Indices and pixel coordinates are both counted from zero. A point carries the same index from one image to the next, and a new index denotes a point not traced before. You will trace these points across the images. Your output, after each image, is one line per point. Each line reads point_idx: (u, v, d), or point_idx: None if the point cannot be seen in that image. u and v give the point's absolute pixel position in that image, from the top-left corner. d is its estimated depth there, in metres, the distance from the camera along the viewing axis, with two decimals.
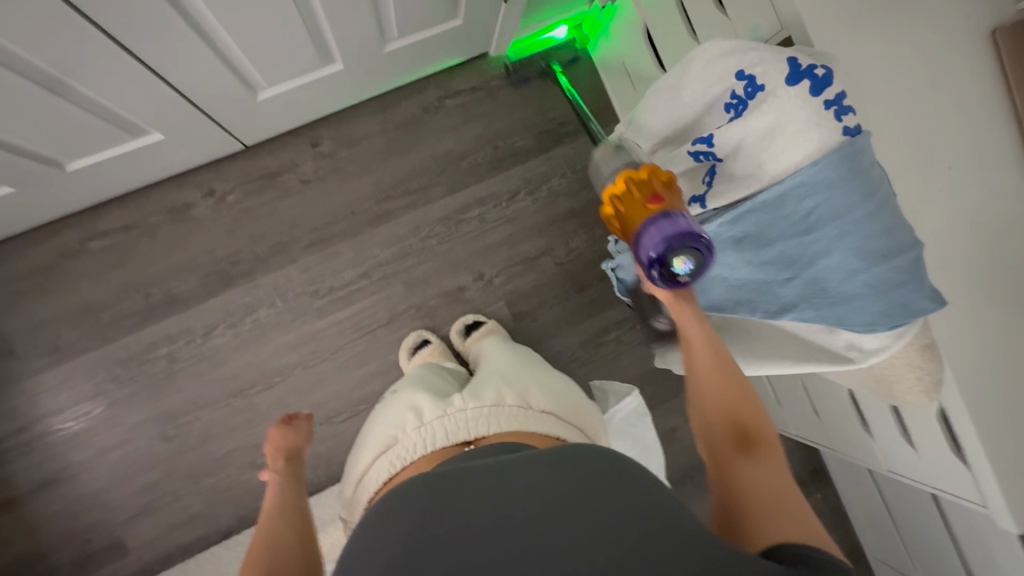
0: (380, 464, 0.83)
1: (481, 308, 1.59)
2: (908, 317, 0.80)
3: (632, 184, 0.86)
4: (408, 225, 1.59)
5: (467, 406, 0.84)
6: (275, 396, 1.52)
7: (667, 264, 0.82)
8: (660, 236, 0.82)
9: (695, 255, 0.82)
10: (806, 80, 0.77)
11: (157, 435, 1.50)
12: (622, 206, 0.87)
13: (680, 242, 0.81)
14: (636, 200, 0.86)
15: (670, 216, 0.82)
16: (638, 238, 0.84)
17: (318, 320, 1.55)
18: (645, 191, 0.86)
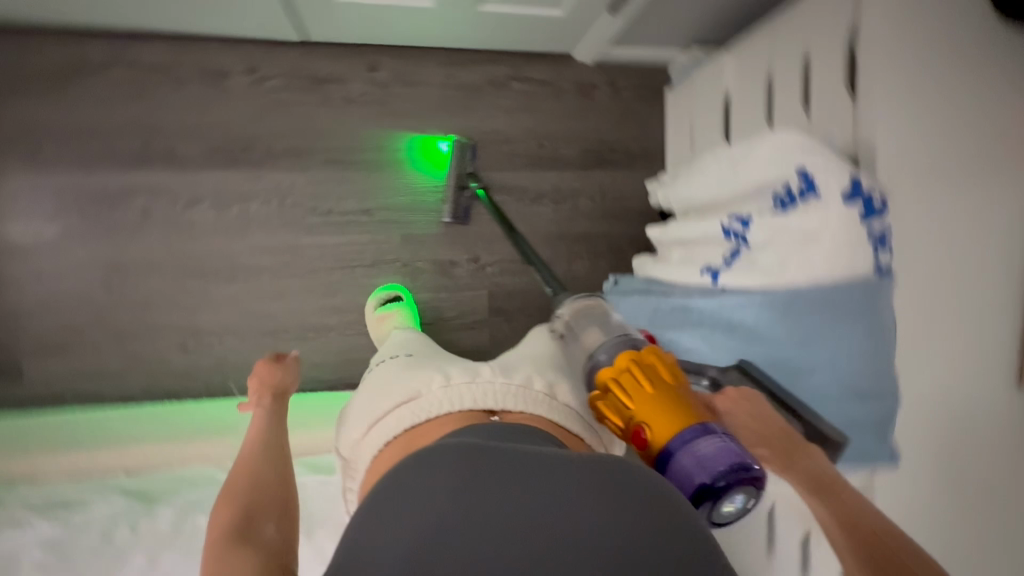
0: (398, 414, 0.79)
1: (463, 289, 1.58)
2: (860, 460, 0.82)
3: (636, 375, 0.69)
4: (428, 183, 1.56)
5: (497, 380, 0.80)
6: (232, 291, 1.48)
7: (712, 497, 0.61)
8: (695, 473, 0.61)
9: (748, 486, 0.61)
10: (861, 205, 0.77)
11: (99, 280, 1.43)
12: (627, 409, 0.68)
13: (724, 480, 0.60)
14: (644, 401, 0.66)
15: (708, 431, 0.63)
16: (670, 462, 0.63)
17: (304, 236, 1.50)
18: (657, 387, 0.68)
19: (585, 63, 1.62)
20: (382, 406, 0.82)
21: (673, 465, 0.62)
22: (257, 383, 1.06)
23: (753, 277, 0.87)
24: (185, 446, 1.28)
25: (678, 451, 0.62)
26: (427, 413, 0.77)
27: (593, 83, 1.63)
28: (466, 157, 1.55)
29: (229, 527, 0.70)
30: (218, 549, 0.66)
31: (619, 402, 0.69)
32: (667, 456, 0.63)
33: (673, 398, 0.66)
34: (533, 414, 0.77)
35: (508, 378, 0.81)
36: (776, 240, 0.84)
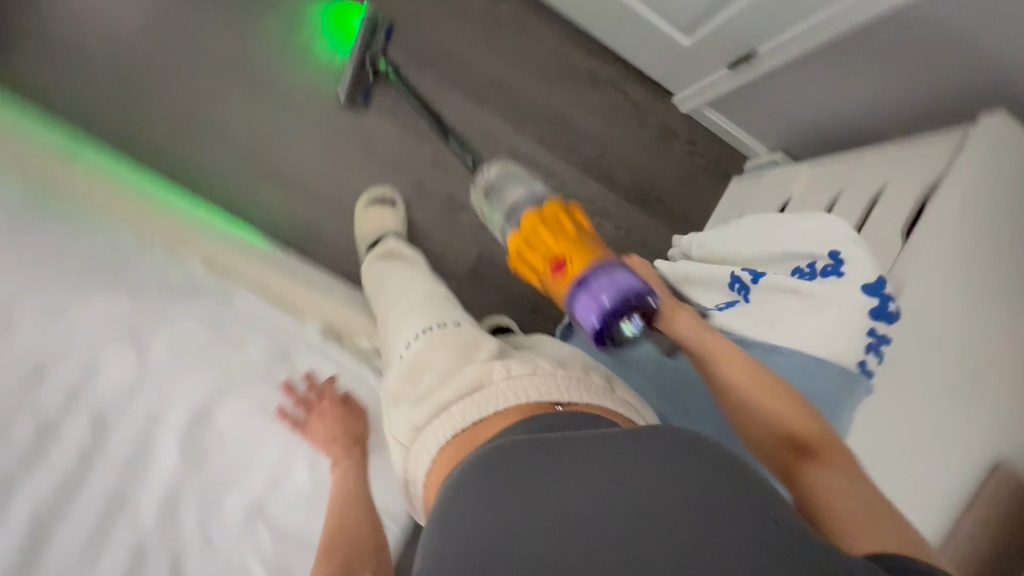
0: (465, 403, 0.79)
1: (459, 235, 1.54)
2: None
3: (550, 227, 0.80)
4: (485, 125, 1.54)
5: (555, 370, 0.80)
6: (252, 105, 1.42)
7: (612, 320, 0.69)
8: (596, 303, 0.68)
9: (642, 308, 0.70)
10: (878, 301, 0.76)
11: (138, 21, 1.37)
12: (545, 257, 0.78)
13: (616, 296, 0.68)
14: (556, 245, 0.77)
15: (605, 270, 0.69)
16: (568, 304, 0.71)
17: (349, 99, 1.46)
18: (566, 234, 0.78)
19: (679, 111, 1.64)
20: (444, 394, 0.82)
21: (576, 300, 0.70)
22: (326, 427, 0.98)
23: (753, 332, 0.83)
24: (98, 183, 1.08)
25: (583, 278, 0.70)
26: (496, 406, 0.77)
27: (676, 131, 1.64)
28: (377, 36, 1.39)
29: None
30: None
31: (535, 249, 0.80)
32: (573, 287, 0.71)
33: (578, 240, 0.77)
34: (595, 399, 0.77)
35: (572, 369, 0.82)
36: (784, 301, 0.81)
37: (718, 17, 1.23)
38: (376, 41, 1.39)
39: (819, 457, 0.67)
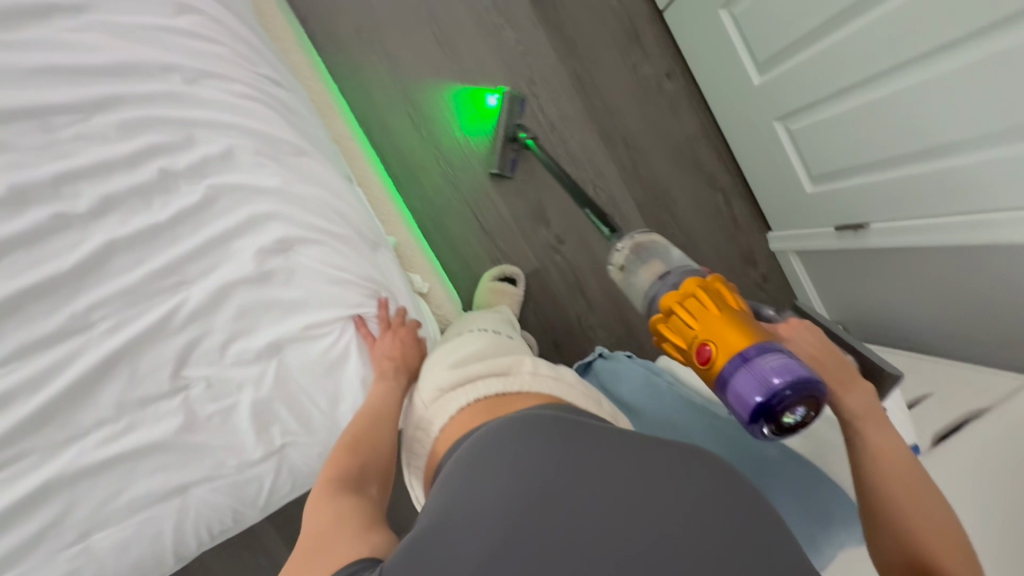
0: (483, 384, 0.72)
1: (530, 243, 1.61)
2: None
3: (705, 297, 0.74)
4: (602, 167, 1.64)
5: (573, 383, 0.77)
6: (426, 44, 1.52)
7: (779, 403, 0.64)
8: (762, 382, 0.64)
9: (809, 399, 0.66)
10: None
11: None
12: (697, 326, 0.73)
13: (787, 380, 0.64)
14: (712, 319, 0.72)
15: (766, 350, 0.66)
16: (725, 378, 0.68)
17: (505, 84, 1.57)
18: (723, 307, 0.73)
19: (768, 246, 1.73)
20: (471, 367, 0.75)
21: (735, 374, 0.67)
22: (393, 345, 0.84)
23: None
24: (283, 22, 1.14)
25: (745, 354, 0.67)
26: (519, 389, 0.72)
27: (756, 260, 1.73)
28: (514, 109, 1.54)
29: (341, 480, 0.66)
30: (329, 489, 0.65)
31: (687, 318, 0.74)
32: (735, 361, 0.67)
33: (735, 317, 0.71)
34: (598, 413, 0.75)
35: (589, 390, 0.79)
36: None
37: (854, 177, 1.32)
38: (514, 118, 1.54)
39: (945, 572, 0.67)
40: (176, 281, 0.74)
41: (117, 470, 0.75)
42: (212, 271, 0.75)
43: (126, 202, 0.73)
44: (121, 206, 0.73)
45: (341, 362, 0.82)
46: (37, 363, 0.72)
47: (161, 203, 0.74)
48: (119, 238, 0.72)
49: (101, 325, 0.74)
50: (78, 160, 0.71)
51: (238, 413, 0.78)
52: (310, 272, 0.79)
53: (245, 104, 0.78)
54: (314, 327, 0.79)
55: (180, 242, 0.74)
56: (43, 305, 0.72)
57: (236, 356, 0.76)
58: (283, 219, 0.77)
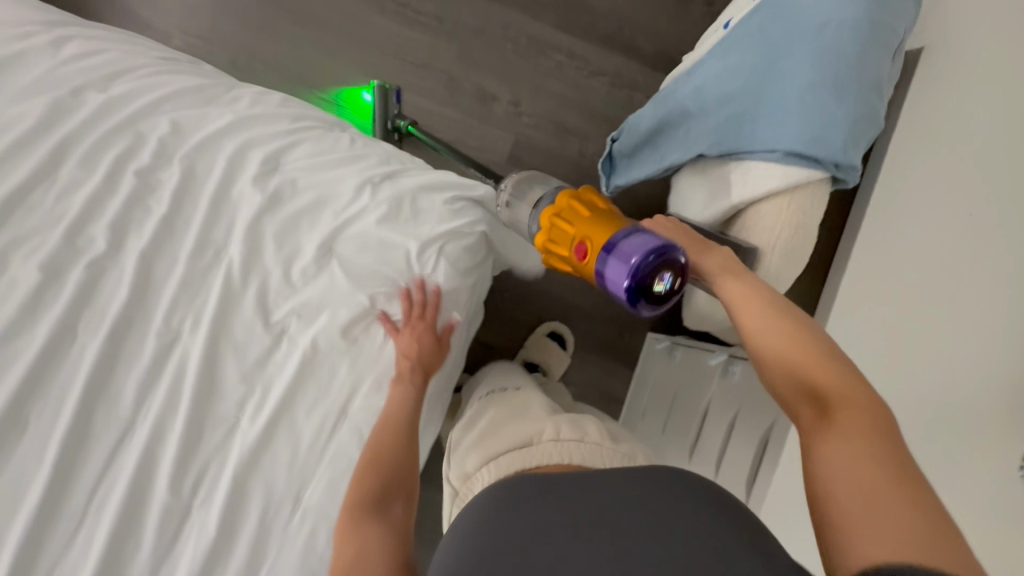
0: (508, 458, 0.73)
1: (495, 124, 1.61)
2: (810, 150, 0.64)
3: (571, 204, 0.69)
4: (504, 16, 1.60)
5: (605, 442, 0.74)
6: (294, 36, 1.57)
7: (645, 279, 0.58)
8: (622, 268, 0.59)
9: (672, 263, 0.59)
10: None
11: None
12: (569, 238, 0.67)
13: (643, 254, 0.57)
14: (581, 225, 0.66)
15: (619, 243, 0.60)
16: (598, 276, 0.62)
17: (375, 15, 1.58)
18: (593, 211, 0.67)
19: None
20: (491, 447, 0.77)
21: (605, 268, 0.61)
22: (411, 341, 0.80)
23: None
24: None
25: (611, 243, 0.61)
26: (535, 460, 0.70)
27: None
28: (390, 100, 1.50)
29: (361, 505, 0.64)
30: (351, 520, 0.62)
31: (557, 236, 0.69)
32: (602, 255, 0.61)
33: (599, 214, 0.66)
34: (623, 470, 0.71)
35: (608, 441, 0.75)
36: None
37: None
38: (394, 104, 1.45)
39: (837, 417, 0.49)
40: (213, 252, 0.78)
41: (282, 429, 0.79)
42: (233, 224, 0.78)
43: (129, 219, 0.77)
44: (130, 225, 0.78)
45: (391, 227, 0.81)
46: (163, 387, 0.78)
47: (156, 201, 0.78)
48: (145, 248, 0.77)
49: (185, 327, 0.78)
50: (74, 210, 0.76)
51: (338, 326, 0.80)
52: (309, 172, 0.80)
53: (159, 79, 0.80)
54: (346, 213, 0.79)
55: (193, 219, 0.78)
56: (135, 337, 0.78)
57: (300, 280, 0.79)
58: (254, 147, 0.79)
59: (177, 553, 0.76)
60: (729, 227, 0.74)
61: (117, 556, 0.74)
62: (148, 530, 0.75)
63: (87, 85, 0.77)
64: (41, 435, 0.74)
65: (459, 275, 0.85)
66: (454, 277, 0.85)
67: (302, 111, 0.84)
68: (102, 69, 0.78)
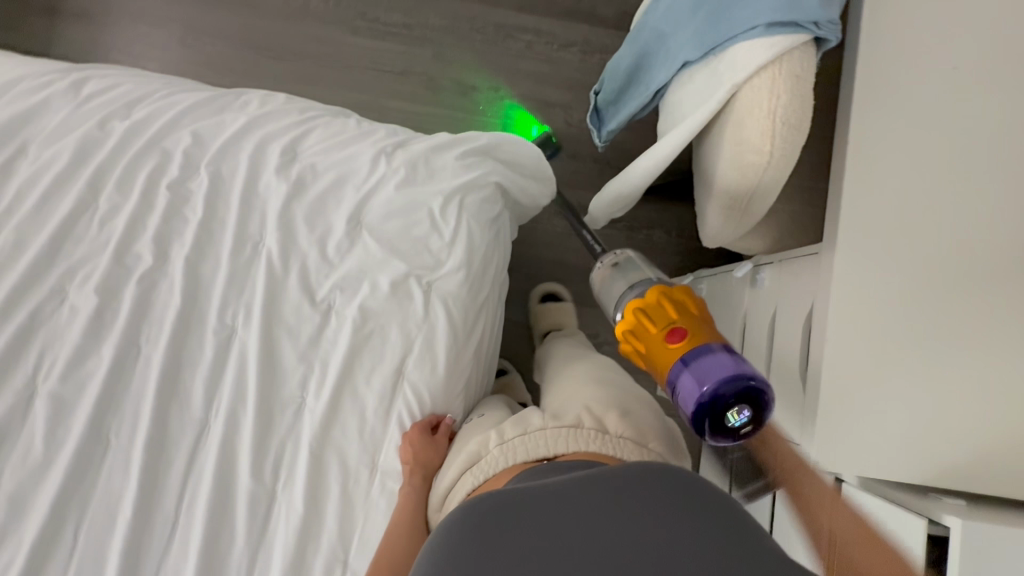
0: (464, 481, 0.71)
1: (480, 113, 1.67)
2: (790, 18, 0.68)
3: (657, 302, 0.68)
4: (468, 12, 1.68)
5: (547, 424, 0.69)
6: (277, 69, 1.64)
7: (714, 409, 0.60)
8: (693, 386, 0.60)
9: (744, 394, 0.59)
10: None
11: (176, 39, 1.64)
12: (647, 346, 0.68)
13: (720, 385, 0.59)
14: (664, 335, 0.66)
15: (697, 363, 0.61)
16: (670, 382, 0.63)
17: (348, 35, 1.66)
18: (673, 317, 0.67)
19: None
20: (447, 475, 0.75)
21: (678, 379, 0.62)
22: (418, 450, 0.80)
23: None
24: None
25: (684, 361, 0.62)
26: (487, 475, 0.68)
27: None
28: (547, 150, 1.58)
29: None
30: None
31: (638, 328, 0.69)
32: (677, 366, 0.63)
33: (686, 329, 0.65)
34: (586, 453, 0.65)
35: (554, 421, 0.70)
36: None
37: None
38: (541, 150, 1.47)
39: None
40: (251, 247, 0.83)
41: (346, 400, 0.82)
42: (265, 217, 0.83)
43: (169, 230, 0.82)
44: (172, 236, 0.82)
45: (411, 189, 0.85)
46: (228, 381, 0.81)
47: (191, 210, 0.83)
48: (190, 255, 0.82)
49: (238, 320, 0.82)
50: (121, 230, 0.81)
51: (379, 292, 0.83)
52: (326, 155, 0.85)
53: (174, 98, 0.85)
54: (368, 184, 0.84)
55: (227, 219, 0.83)
56: (195, 339, 0.82)
57: (337, 255, 0.83)
58: (271, 143, 0.84)
59: (269, 536, 0.78)
60: (727, 117, 0.77)
61: (214, 547, 0.76)
62: (239, 518, 0.77)
63: (111, 116, 0.83)
64: (124, 445, 0.78)
65: (484, 226, 0.88)
66: (479, 226, 0.88)
67: (307, 105, 0.90)
68: (121, 100, 0.84)
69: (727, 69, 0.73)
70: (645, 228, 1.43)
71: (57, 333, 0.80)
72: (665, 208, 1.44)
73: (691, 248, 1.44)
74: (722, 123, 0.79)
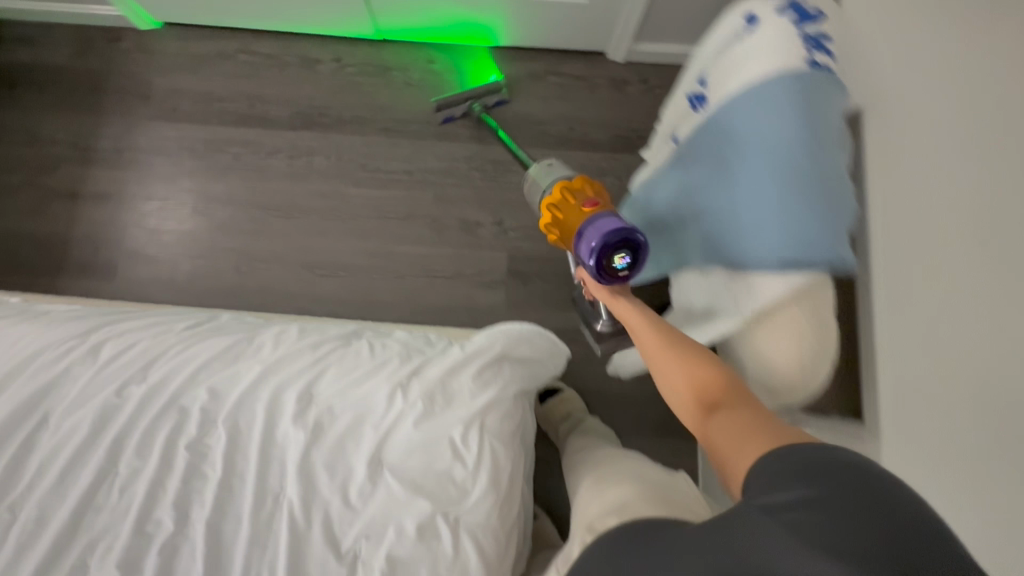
0: None
1: (485, 248, 1.68)
2: (805, 257, 0.66)
3: (562, 195, 0.94)
4: (464, 152, 1.73)
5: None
6: (287, 227, 1.69)
7: (605, 258, 0.85)
8: (587, 250, 0.85)
9: (624, 243, 0.84)
10: (792, 12, 0.75)
11: (190, 208, 1.70)
12: (563, 220, 0.93)
13: (603, 237, 0.83)
14: (571, 210, 0.92)
15: (594, 225, 0.86)
16: (579, 241, 0.87)
17: (353, 187, 1.72)
18: (578, 202, 0.93)
19: (617, 63, 1.79)
20: None
21: (580, 249, 0.87)
22: None
23: (715, 102, 0.82)
24: None
25: (581, 232, 0.88)
26: None
27: (627, 79, 1.78)
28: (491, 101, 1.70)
29: None
30: None
31: (556, 214, 0.94)
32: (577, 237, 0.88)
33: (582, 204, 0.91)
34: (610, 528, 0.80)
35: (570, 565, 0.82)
36: (714, 70, 0.85)
37: None
38: (484, 99, 1.70)
39: (720, 405, 0.67)
40: (272, 499, 0.81)
41: None
42: (284, 466, 0.81)
43: (190, 492, 0.81)
44: (193, 498, 0.81)
45: (430, 424, 0.83)
46: None
47: (210, 467, 0.81)
48: (210, 517, 0.79)
49: None
50: (140, 497, 0.80)
51: (406, 536, 0.79)
52: (339, 394, 0.84)
53: (189, 350, 0.86)
54: (385, 424, 0.82)
55: (247, 473, 0.81)
56: None
57: (361, 499, 0.80)
58: (284, 387, 0.84)
59: None
60: (751, 331, 0.75)
61: None
62: None
63: (127, 381, 0.84)
64: None
65: (506, 444, 0.86)
66: (502, 444, 0.85)
67: (318, 336, 0.90)
68: (137, 361, 0.85)
69: (746, 295, 0.72)
70: None
71: None
72: None
73: None
74: (744, 334, 0.77)
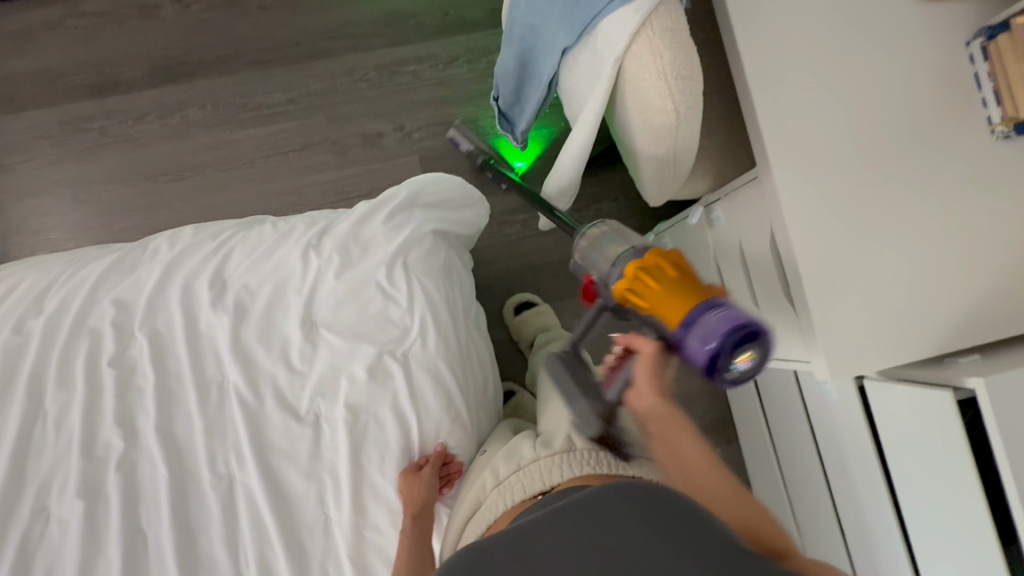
0: (467, 531, 0.73)
1: (394, 157, 1.64)
2: None
3: (653, 263, 0.61)
4: (344, 66, 1.65)
5: (540, 454, 0.72)
6: (181, 190, 1.59)
7: (725, 360, 0.55)
8: (707, 341, 0.54)
9: (752, 341, 0.55)
10: None
11: (71, 197, 1.58)
12: (649, 296, 0.60)
13: (729, 337, 0.54)
14: (665, 288, 0.59)
15: (712, 310, 0.56)
16: (680, 336, 0.57)
17: (238, 131, 1.62)
18: (667, 279, 0.60)
19: None
20: (456, 521, 0.76)
21: (683, 338, 0.57)
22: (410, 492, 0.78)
23: None
24: None
25: (688, 319, 0.56)
26: (489, 519, 0.70)
27: None
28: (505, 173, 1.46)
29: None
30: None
31: (641, 290, 0.60)
32: (677, 327, 0.57)
33: (682, 282, 0.59)
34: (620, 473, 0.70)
35: (545, 448, 0.73)
36: None
37: None
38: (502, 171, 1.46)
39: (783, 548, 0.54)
40: (217, 389, 0.80)
41: (368, 496, 0.79)
42: (219, 356, 0.81)
43: (129, 406, 0.79)
44: (134, 411, 0.79)
45: (351, 272, 0.83)
46: (244, 525, 0.77)
47: (142, 377, 0.79)
48: (158, 422, 0.78)
49: (232, 465, 0.78)
50: (76, 424, 0.77)
51: (359, 383, 0.80)
52: (252, 273, 0.83)
53: (85, 274, 0.83)
54: (307, 284, 0.82)
55: (182, 371, 0.80)
56: (194, 500, 0.77)
57: (305, 363, 0.80)
58: (194, 282, 0.82)
59: None
60: (623, 91, 0.77)
61: None
62: None
63: (24, 317, 0.80)
64: None
65: (435, 280, 0.86)
66: (429, 279, 0.86)
67: (218, 228, 0.89)
68: (29, 296, 0.82)
69: (609, 41, 0.74)
70: (591, 206, 1.42)
71: (51, 551, 0.74)
72: (603, 178, 1.43)
73: (641, 206, 1.44)
74: (622, 97, 0.79)
